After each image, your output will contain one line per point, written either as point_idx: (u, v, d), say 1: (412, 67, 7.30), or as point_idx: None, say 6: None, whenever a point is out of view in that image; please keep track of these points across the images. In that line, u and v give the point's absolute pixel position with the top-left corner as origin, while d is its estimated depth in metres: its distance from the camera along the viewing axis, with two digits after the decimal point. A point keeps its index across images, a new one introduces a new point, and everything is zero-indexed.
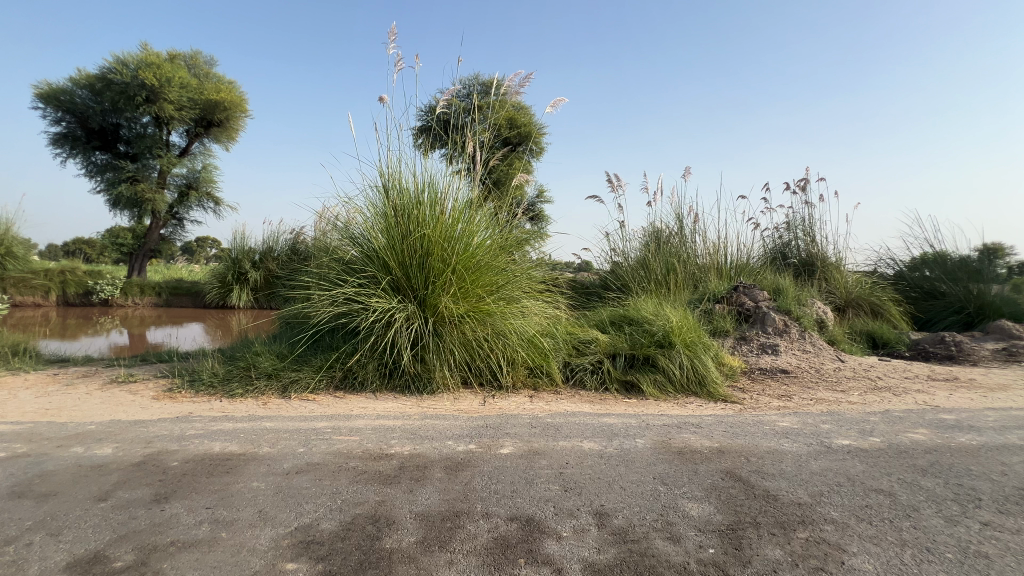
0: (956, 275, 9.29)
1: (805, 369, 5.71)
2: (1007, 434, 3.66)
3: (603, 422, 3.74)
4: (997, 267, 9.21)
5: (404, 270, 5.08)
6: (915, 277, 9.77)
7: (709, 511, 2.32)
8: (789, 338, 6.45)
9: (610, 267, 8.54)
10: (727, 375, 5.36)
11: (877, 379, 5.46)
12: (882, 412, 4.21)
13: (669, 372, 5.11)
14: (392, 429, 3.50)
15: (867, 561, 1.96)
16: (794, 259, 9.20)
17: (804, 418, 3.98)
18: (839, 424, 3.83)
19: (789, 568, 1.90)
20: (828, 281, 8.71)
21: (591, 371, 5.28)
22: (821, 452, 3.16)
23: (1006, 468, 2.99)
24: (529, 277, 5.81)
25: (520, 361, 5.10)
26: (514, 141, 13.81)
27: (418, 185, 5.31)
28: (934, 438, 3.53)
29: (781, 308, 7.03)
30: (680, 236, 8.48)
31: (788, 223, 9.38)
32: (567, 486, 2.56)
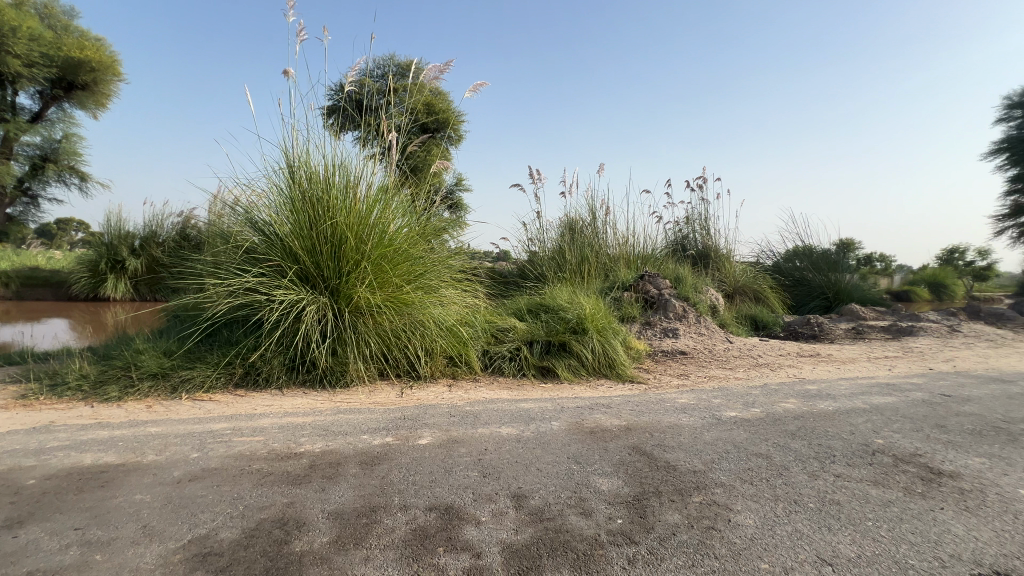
0: (819, 265, 10.78)
1: (701, 350, 6.29)
2: (856, 400, 4.34)
3: (520, 407, 3.84)
4: (849, 259, 10.86)
5: (313, 258, 4.76)
6: (789, 266, 11.11)
7: (617, 485, 2.49)
8: (687, 322, 7.07)
9: (527, 257, 8.73)
10: (634, 358, 5.75)
11: (758, 357, 6.19)
12: (761, 385, 4.78)
13: (582, 357, 5.36)
14: (302, 427, 3.30)
15: (748, 516, 2.23)
16: (692, 250, 10.05)
17: (699, 394, 4.41)
18: (727, 398, 4.29)
19: (686, 530, 2.10)
20: (720, 271, 9.64)
21: (509, 358, 5.38)
22: (713, 424, 3.51)
23: (853, 428, 3.55)
24: (448, 267, 5.75)
25: (438, 351, 5.05)
26: (432, 127, 13.52)
27: (328, 168, 5.00)
28: (802, 406, 4.09)
29: (681, 295, 7.68)
30: (593, 227, 8.87)
31: (688, 217, 10.20)
32: (486, 472, 2.60)
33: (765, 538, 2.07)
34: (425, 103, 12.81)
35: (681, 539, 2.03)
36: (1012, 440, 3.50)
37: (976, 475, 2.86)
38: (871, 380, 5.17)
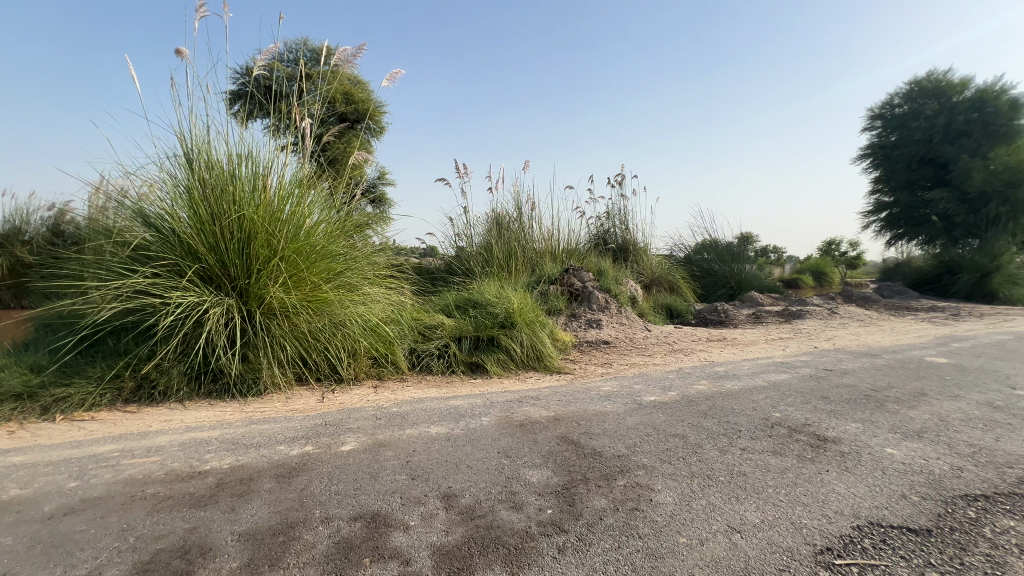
0: (724, 257, 11.77)
1: (622, 339, 6.60)
2: (756, 378, 4.79)
3: (450, 405, 3.78)
4: (748, 251, 11.97)
5: (218, 256, 4.33)
6: (698, 258, 12.00)
7: (547, 475, 2.53)
8: (609, 313, 7.39)
9: (454, 252, 8.64)
10: (561, 350, 5.90)
11: (673, 343, 6.62)
12: (676, 370, 5.12)
13: (510, 351, 5.40)
14: (207, 442, 3.00)
15: (667, 495, 2.36)
16: (613, 244, 10.49)
17: (622, 381, 4.61)
18: (647, 383, 4.54)
19: (612, 513, 2.18)
20: (638, 263, 10.18)
21: (437, 355, 5.28)
22: (634, 409, 3.69)
23: (755, 404, 3.92)
24: (371, 264, 5.52)
25: (362, 351, 4.83)
26: (350, 118, 12.89)
27: (232, 158, 4.57)
28: (712, 386, 4.43)
29: (603, 288, 8.00)
30: (519, 222, 8.95)
31: (608, 212, 10.62)
32: (414, 474, 2.52)
33: (682, 513, 2.20)
34: (341, 91, 12.17)
35: (608, 523, 2.10)
36: (879, 406, 4.05)
37: (853, 438, 3.27)
38: (768, 360, 5.73)
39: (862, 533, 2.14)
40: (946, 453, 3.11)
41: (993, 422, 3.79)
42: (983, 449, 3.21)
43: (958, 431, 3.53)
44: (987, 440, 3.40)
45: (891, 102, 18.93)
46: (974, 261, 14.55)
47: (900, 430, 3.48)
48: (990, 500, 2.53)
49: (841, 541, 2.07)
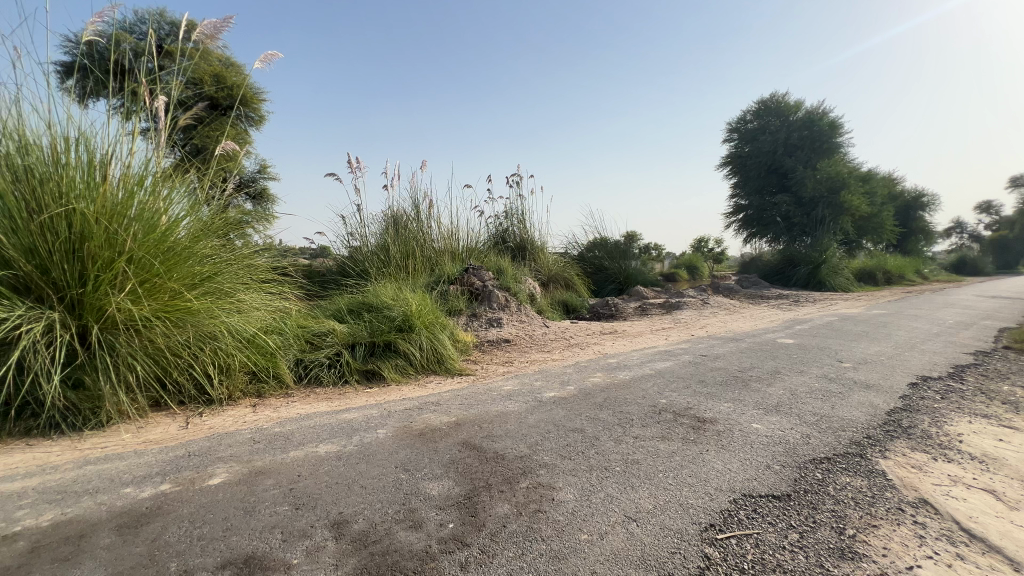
0: (613, 255, 12.59)
1: (522, 337, 6.69)
2: (645, 367, 5.14)
3: (342, 419, 3.49)
4: (634, 249, 12.95)
5: (37, 261, 3.51)
6: (591, 256, 12.69)
7: (448, 487, 2.41)
8: (509, 311, 7.47)
9: (347, 252, 8.11)
10: (462, 351, 5.80)
11: (570, 338, 6.87)
12: (574, 364, 5.30)
13: (409, 356, 5.16)
14: (22, 495, 2.39)
15: (568, 492, 2.39)
16: (511, 243, 10.63)
17: (523, 379, 4.65)
18: (547, 379, 4.62)
19: (515, 519, 2.13)
20: (536, 261, 10.45)
21: (328, 365, 4.87)
22: (535, 407, 3.72)
23: (644, 393, 4.19)
24: (248, 267, 4.92)
25: (237, 367, 4.28)
26: (221, 103, 11.50)
27: (57, 141, 3.75)
28: (606, 378, 4.65)
29: (503, 286, 8.05)
30: (417, 221, 8.67)
31: (507, 211, 10.73)
32: (299, 503, 2.25)
33: (583, 509, 2.23)
34: (209, 72, 10.79)
35: (511, 530, 2.06)
36: (745, 385, 4.58)
37: (726, 417, 3.63)
38: (654, 349, 6.20)
39: (737, 506, 2.36)
40: (797, 423, 3.59)
41: (829, 392, 4.49)
42: (823, 416, 3.77)
43: (805, 403, 4.11)
44: (826, 408, 4.00)
45: (744, 117, 21.75)
46: (808, 255, 17.35)
47: (762, 406, 3.96)
48: (831, 461, 2.96)
49: (722, 516, 2.26)
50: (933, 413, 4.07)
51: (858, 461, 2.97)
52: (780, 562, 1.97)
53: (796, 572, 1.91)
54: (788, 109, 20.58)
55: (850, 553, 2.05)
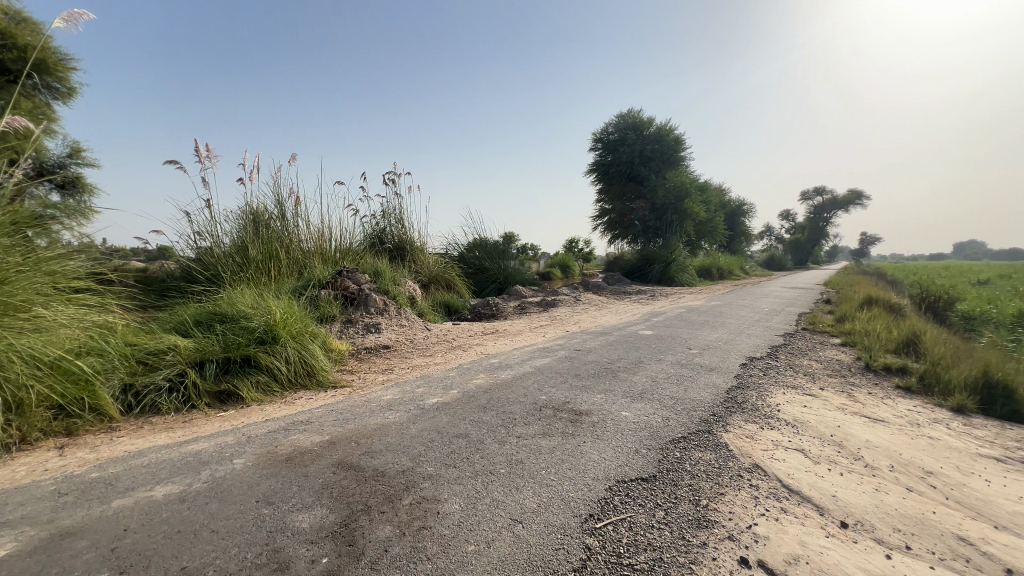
0: (492, 255, 12.82)
1: (403, 342, 6.44)
2: (525, 365, 5.29)
3: (188, 452, 2.97)
4: (511, 249, 13.34)
5: None
6: (470, 256, 12.77)
7: (321, 516, 2.18)
8: (388, 315, 7.16)
9: (194, 254, 7.02)
10: (337, 360, 5.38)
11: (453, 340, 6.80)
12: (456, 367, 5.24)
13: (274, 371, 4.61)
14: None
15: (454, 502, 2.32)
16: (389, 243, 10.18)
17: (404, 386, 4.46)
18: (429, 385, 4.49)
19: (397, 541, 2.00)
20: (415, 263, 10.15)
21: (168, 389, 4.12)
22: (417, 416, 3.58)
23: (526, 390, 4.30)
24: (52, 275, 3.96)
25: (35, 402, 3.40)
26: (9, 67, 9.15)
27: None
28: (489, 379, 4.68)
29: (381, 289, 7.66)
30: (281, 220, 7.84)
31: (383, 210, 10.25)
32: (125, 566, 1.84)
33: (469, 519, 2.19)
34: None
35: (393, 554, 1.92)
36: (614, 376, 4.97)
37: (600, 408, 3.89)
38: (534, 347, 6.43)
39: (612, 493, 2.52)
40: (658, 407, 4.00)
41: (682, 377, 5.09)
42: (678, 399, 4.26)
43: (664, 388, 4.60)
44: (680, 391, 4.52)
45: (607, 129, 23.80)
46: (661, 254, 19.65)
47: (629, 394, 4.33)
48: (686, 439, 3.34)
49: (599, 505, 2.39)
50: (758, 388, 4.85)
51: (707, 436, 3.40)
52: (650, 540, 2.15)
53: (663, 548, 2.10)
54: (642, 124, 22.98)
55: (704, 522, 2.31)
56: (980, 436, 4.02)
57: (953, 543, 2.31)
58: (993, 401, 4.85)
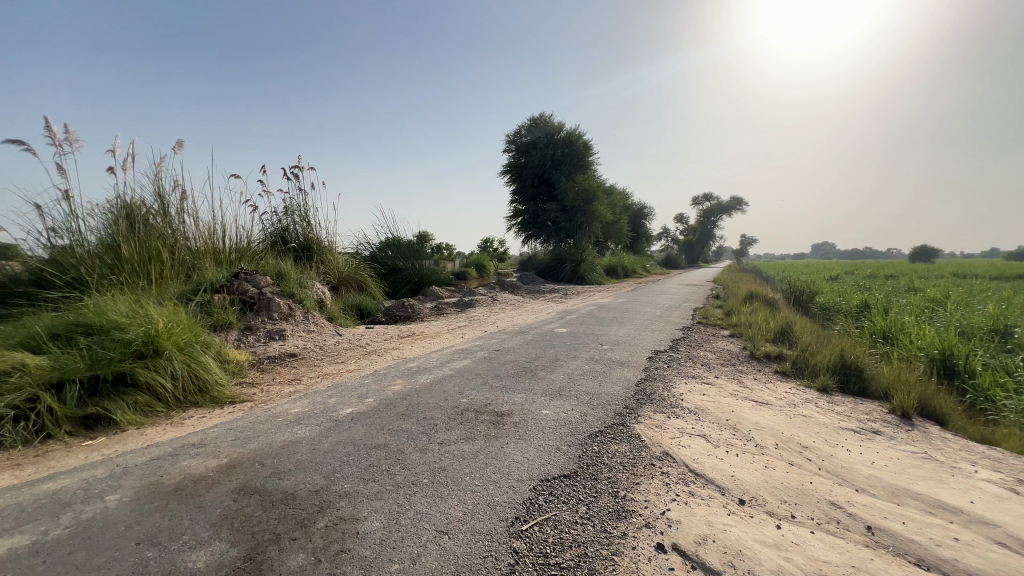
0: (406, 254, 12.43)
1: (311, 349, 6.00)
2: (445, 368, 5.20)
3: (44, 493, 2.49)
4: (426, 248, 13.05)
5: None
6: (383, 256, 12.29)
7: (220, 552, 1.94)
8: (294, 321, 6.65)
9: (48, 255, 5.95)
10: (234, 372, 4.85)
11: (366, 345, 6.48)
12: (372, 373, 4.99)
13: (157, 389, 4.04)
14: None
15: (375, 520, 2.19)
16: (293, 243, 9.42)
17: (314, 397, 4.15)
18: (342, 394, 4.23)
19: (313, 570, 1.84)
20: (323, 263, 9.51)
21: (15, 418, 3.43)
22: (330, 429, 3.34)
23: (446, 394, 4.21)
24: None
25: None
26: None
27: None
28: (407, 384, 4.52)
29: (285, 292, 7.07)
30: (161, 216, 6.91)
31: (286, 207, 9.48)
32: None
33: (391, 536, 2.08)
34: None
35: None
36: (533, 375, 5.05)
37: (521, 408, 3.93)
38: (452, 349, 6.33)
39: (537, 493, 2.55)
40: (576, 404, 4.13)
41: (596, 372, 5.32)
42: (594, 394, 4.43)
43: (580, 384, 4.76)
44: (595, 387, 4.71)
45: (520, 131, 24.24)
46: (572, 254, 20.48)
47: (548, 392, 4.43)
48: (603, 433, 3.48)
49: (524, 506, 2.40)
50: (663, 379, 5.22)
51: (621, 428, 3.57)
52: (575, 537, 2.20)
53: (587, 543, 2.16)
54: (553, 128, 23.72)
55: (623, 513, 2.42)
56: (840, 411, 4.69)
57: (827, 509, 2.65)
58: (848, 380, 5.69)
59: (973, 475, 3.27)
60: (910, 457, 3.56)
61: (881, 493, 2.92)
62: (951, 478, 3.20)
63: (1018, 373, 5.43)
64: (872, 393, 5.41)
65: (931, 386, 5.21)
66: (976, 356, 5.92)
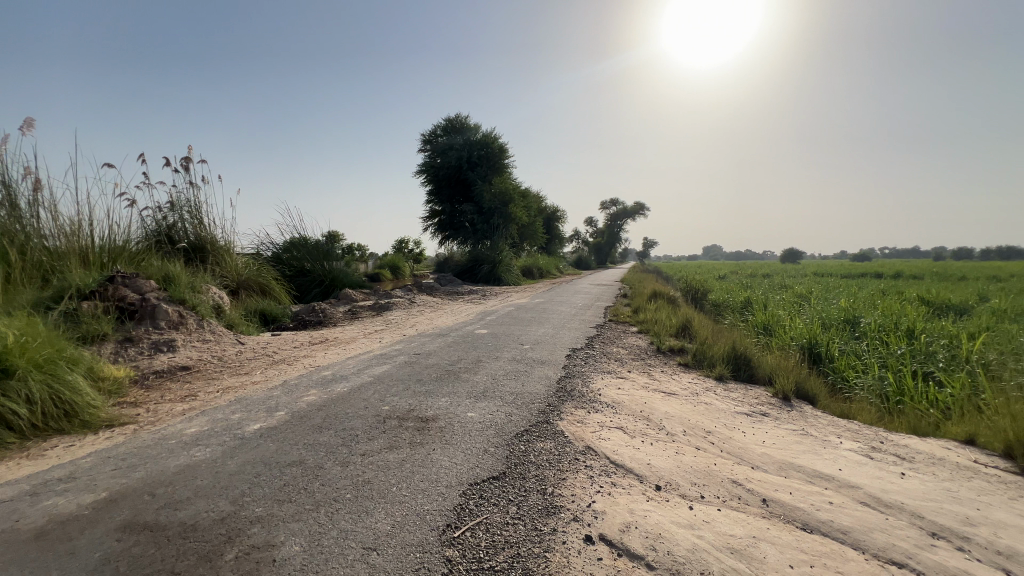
0: (314, 255, 11.64)
1: (207, 360, 5.39)
2: (363, 375, 4.95)
3: None
4: (336, 249, 12.34)
5: None
6: (287, 258, 11.44)
7: None
8: (185, 330, 5.95)
9: None
10: (111, 392, 4.21)
11: (273, 353, 5.97)
12: (281, 384, 4.61)
13: (7, 416, 3.35)
14: None
15: (293, 544, 2.03)
16: (182, 243, 8.39)
17: (214, 414, 3.73)
18: (248, 408, 3.85)
19: None
20: (219, 265, 8.59)
21: None
22: (234, 448, 3.03)
23: (366, 402, 4.02)
24: None
25: None
26: None
27: None
28: (322, 395, 4.23)
29: (174, 298, 6.28)
30: (5, 209, 5.90)
31: (172, 202, 8.44)
32: None
33: (314, 559, 1.93)
34: None
35: None
36: (457, 378, 4.99)
37: (446, 412, 3.86)
38: (370, 354, 6.06)
39: (467, 497, 2.52)
40: (501, 404, 4.15)
41: (519, 372, 5.39)
42: (517, 394, 4.49)
43: (503, 385, 4.80)
44: (518, 387, 4.78)
45: (435, 131, 23.93)
46: (490, 255, 20.63)
47: (472, 394, 4.40)
48: (528, 432, 3.54)
49: (455, 513, 2.36)
50: (582, 376, 5.44)
51: (545, 426, 3.65)
52: (507, 538, 2.21)
53: (519, 543, 2.18)
54: (468, 129, 23.73)
55: (552, 509, 2.48)
56: (733, 397, 5.22)
57: (730, 487, 2.93)
58: (739, 369, 6.35)
59: (839, 445, 3.82)
60: (792, 434, 4.06)
61: (771, 468, 3.29)
62: (823, 450, 3.70)
63: (866, 356, 6.44)
64: (758, 379, 6.08)
65: (803, 370, 5.99)
66: (835, 343, 6.92)
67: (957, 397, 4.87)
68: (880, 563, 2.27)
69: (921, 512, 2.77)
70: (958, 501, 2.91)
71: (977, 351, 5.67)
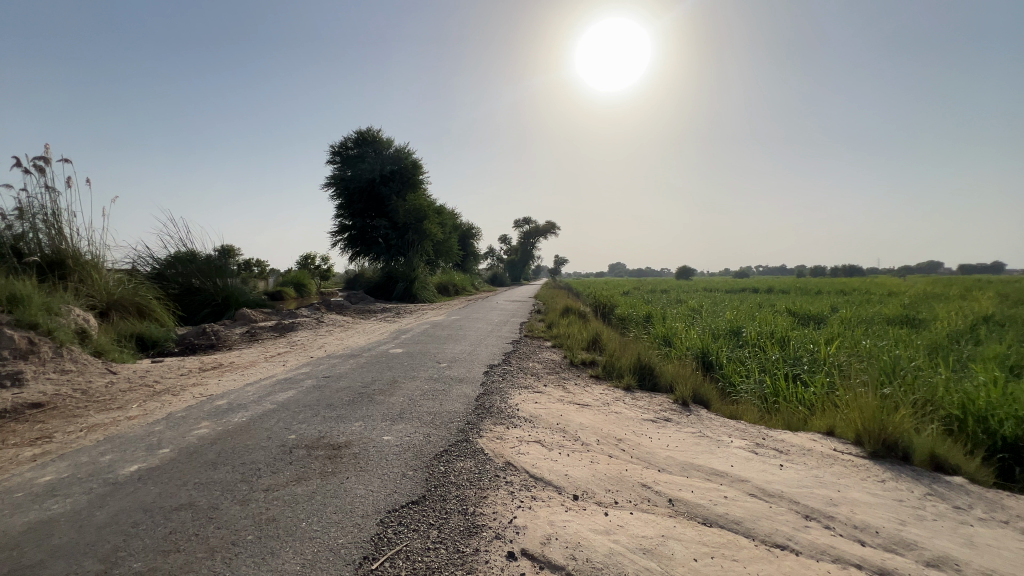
0: (205, 271, 10.49)
1: (67, 395, 4.60)
2: (264, 402, 4.55)
3: None
4: (232, 264, 11.20)
5: None
6: (172, 274, 10.22)
7: None
8: (38, 360, 5.04)
9: None
10: None
11: (154, 383, 5.26)
12: (164, 418, 4.06)
13: None
14: None
15: None
16: (35, 257, 7.15)
17: (78, 458, 3.19)
18: (122, 448, 3.36)
19: None
20: (85, 283, 7.41)
21: None
22: (105, 496, 2.61)
23: (269, 432, 3.69)
24: None
25: None
26: None
27: None
28: (215, 426, 3.81)
29: (22, 322, 5.32)
30: None
31: (19, 210, 7.20)
32: None
33: None
34: None
35: None
36: (371, 400, 4.78)
37: (359, 437, 3.67)
38: (272, 379, 5.57)
39: (384, 526, 2.40)
40: (418, 425, 4.04)
41: (436, 391, 5.29)
42: (436, 414, 4.40)
43: (421, 405, 4.66)
44: (437, 406, 4.69)
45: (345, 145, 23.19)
46: (405, 271, 20.19)
47: (388, 417, 4.23)
48: (449, 452, 3.47)
49: (372, 543, 2.25)
50: (500, 392, 5.46)
51: (465, 445, 3.62)
52: (428, 564, 2.14)
53: (441, 568, 2.13)
54: (380, 142, 23.21)
55: (474, 529, 2.45)
56: (640, 405, 5.57)
57: (640, 490, 3.12)
58: (644, 378, 6.80)
59: (731, 444, 4.24)
60: (690, 436, 4.43)
61: (675, 470, 3.57)
62: (717, 449, 4.09)
63: (748, 362, 7.26)
64: (661, 387, 6.57)
65: (698, 377, 6.59)
66: (722, 351, 7.71)
67: (818, 395, 5.65)
68: (767, 547, 2.55)
69: (797, 497, 3.16)
70: (824, 485, 3.37)
71: (832, 354, 6.65)
